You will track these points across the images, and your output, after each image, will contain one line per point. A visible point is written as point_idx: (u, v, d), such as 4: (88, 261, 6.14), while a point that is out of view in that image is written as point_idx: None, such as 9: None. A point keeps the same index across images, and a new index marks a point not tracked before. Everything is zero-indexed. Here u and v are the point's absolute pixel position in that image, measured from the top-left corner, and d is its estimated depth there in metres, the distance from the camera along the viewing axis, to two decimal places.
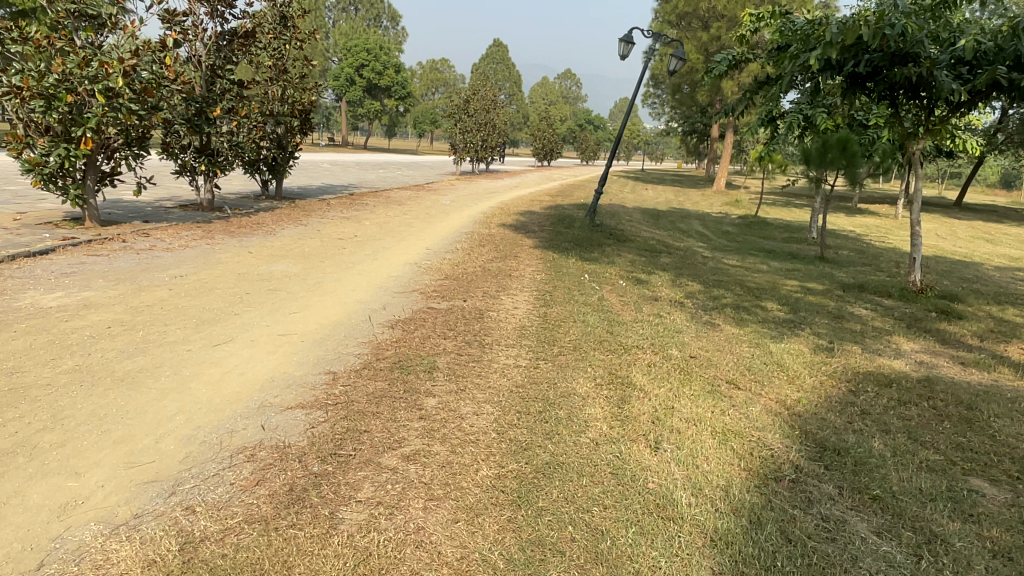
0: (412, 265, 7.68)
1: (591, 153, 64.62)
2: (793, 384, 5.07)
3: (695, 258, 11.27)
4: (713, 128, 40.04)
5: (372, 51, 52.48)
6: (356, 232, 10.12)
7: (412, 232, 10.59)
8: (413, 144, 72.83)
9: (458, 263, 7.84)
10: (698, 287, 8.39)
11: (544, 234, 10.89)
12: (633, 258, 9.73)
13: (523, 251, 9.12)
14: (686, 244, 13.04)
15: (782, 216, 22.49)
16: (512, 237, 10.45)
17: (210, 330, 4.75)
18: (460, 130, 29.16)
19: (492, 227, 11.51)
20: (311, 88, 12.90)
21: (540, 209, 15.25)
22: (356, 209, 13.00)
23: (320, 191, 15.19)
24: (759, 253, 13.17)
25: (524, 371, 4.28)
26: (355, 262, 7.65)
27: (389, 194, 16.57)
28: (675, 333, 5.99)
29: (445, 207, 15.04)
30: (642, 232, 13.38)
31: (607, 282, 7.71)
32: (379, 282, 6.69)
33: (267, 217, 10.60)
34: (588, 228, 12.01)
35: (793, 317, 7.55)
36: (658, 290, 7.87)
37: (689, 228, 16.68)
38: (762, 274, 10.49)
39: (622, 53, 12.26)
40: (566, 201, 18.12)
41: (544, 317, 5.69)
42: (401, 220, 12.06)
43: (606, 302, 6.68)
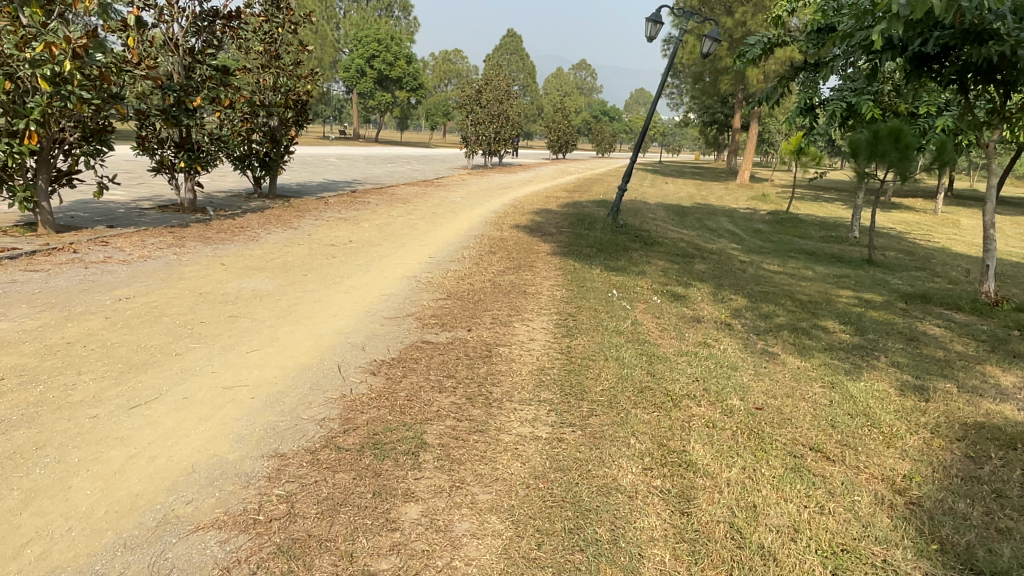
0: (410, 279, 6.53)
1: (607, 146, 63.24)
2: (894, 451, 3.88)
3: (732, 264, 10.06)
4: (735, 119, 38.61)
5: (383, 42, 51.34)
6: (352, 236, 9.01)
7: (416, 235, 9.47)
8: (426, 136, 71.74)
9: (464, 277, 6.69)
10: (743, 303, 7.21)
11: (563, 238, 9.73)
12: (664, 267, 8.55)
13: (539, 259, 7.95)
14: (719, 246, 11.83)
15: (814, 211, 21.13)
16: (527, 241, 9.29)
17: (135, 382, 3.64)
18: (471, 122, 27.96)
19: (505, 229, 10.36)
20: (307, 76, 11.76)
21: (557, 207, 14.09)
22: (357, 208, 11.92)
23: (320, 188, 14.11)
24: (799, 256, 11.94)
25: (545, 448, 3.12)
26: (343, 276, 6.53)
27: (395, 191, 15.45)
28: (730, 372, 4.82)
29: (454, 204, 13.92)
30: (670, 233, 12.18)
31: (640, 299, 6.54)
32: (367, 304, 5.55)
33: (254, 219, 9.52)
34: (612, 229, 10.83)
35: (861, 341, 6.35)
36: (699, 307, 6.70)
37: (718, 227, 15.44)
38: (810, 283, 9.28)
39: (649, 34, 11.03)
40: (584, 197, 16.90)
41: (568, 355, 4.51)
42: (406, 221, 10.94)
43: (641, 329, 5.50)
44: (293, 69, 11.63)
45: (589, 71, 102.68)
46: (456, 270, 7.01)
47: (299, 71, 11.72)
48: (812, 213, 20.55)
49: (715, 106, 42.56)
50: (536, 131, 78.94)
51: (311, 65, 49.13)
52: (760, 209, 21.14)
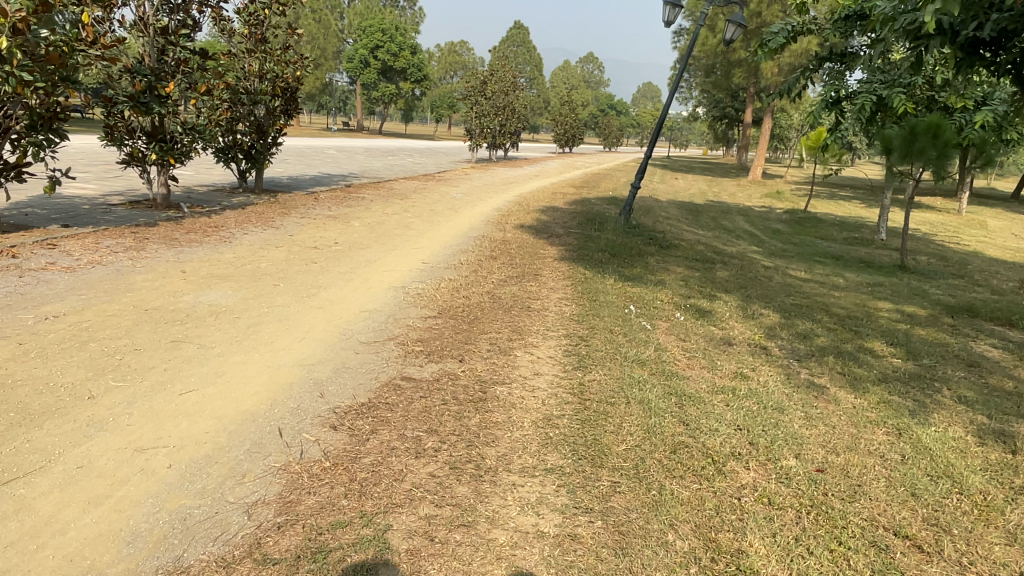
0: (396, 291, 5.69)
1: (615, 140, 62.22)
2: (1000, 535, 3.02)
3: (756, 270, 9.19)
4: (747, 114, 37.61)
5: (387, 32, 50.40)
6: (338, 237, 8.16)
7: (411, 236, 8.63)
8: (431, 129, 70.85)
9: (459, 288, 5.83)
10: (777, 320, 6.34)
11: (571, 240, 8.87)
12: (684, 275, 7.67)
13: (545, 266, 7.10)
14: (739, 249, 10.96)
15: (833, 210, 20.21)
16: (532, 244, 8.44)
17: (21, 441, 2.81)
18: (475, 115, 27.06)
19: (508, 230, 9.52)
20: (296, 62, 10.91)
21: (565, 205, 13.21)
22: (349, 204, 11.07)
23: (312, 182, 13.26)
24: (825, 261, 11.05)
25: (555, 553, 2.28)
26: (320, 286, 5.70)
27: (393, 186, 14.59)
28: (777, 415, 3.96)
29: (455, 201, 13.05)
30: (685, 234, 11.32)
31: (660, 317, 5.68)
32: (342, 325, 4.71)
33: (232, 216, 8.69)
34: (624, 230, 9.97)
35: (918, 369, 5.46)
36: (729, 326, 5.82)
37: (735, 226, 14.54)
38: (844, 294, 8.39)
39: (667, 18, 10.14)
40: (593, 194, 16.01)
41: (582, 398, 3.66)
42: (400, 219, 10.09)
43: (666, 356, 4.64)
44: (281, 54, 10.78)
45: (597, 65, 101.33)
46: (451, 279, 6.16)
47: (288, 56, 10.86)
48: (831, 212, 19.59)
49: (726, 101, 41.50)
50: (543, 124, 77.88)
51: (313, 56, 48.28)
52: (777, 207, 20.20)
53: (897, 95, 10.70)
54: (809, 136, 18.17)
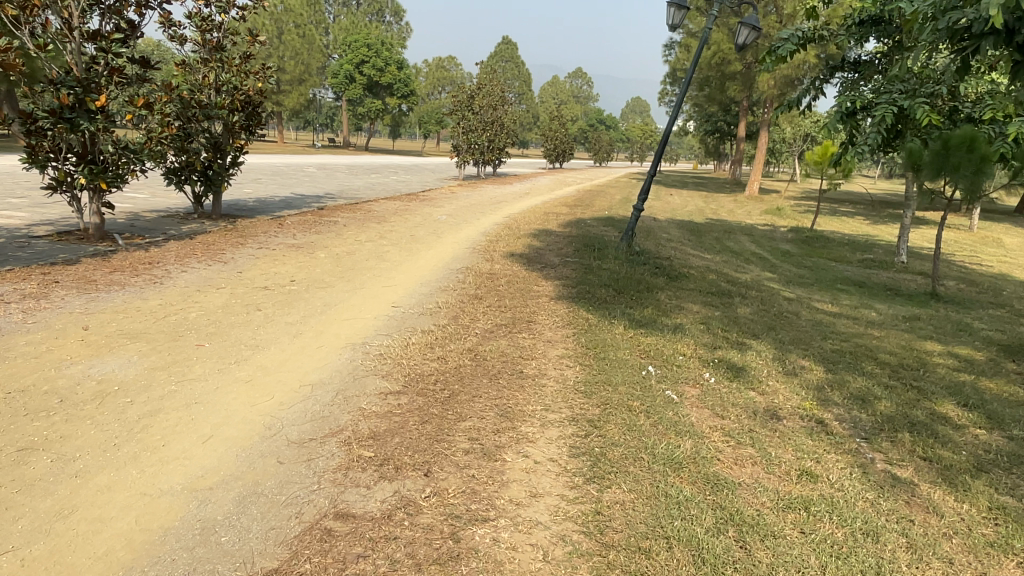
0: (351, 351, 4.49)
1: (605, 154, 61.40)
2: None
3: (778, 303, 8.06)
4: (741, 128, 36.79)
5: (373, 47, 49.45)
6: (297, 273, 6.99)
7: (383, 270, 7.45)
8: (419, 145, 70.00)
9: (433, 346, 4.64)
10: (824, 377, 5.18)
11: (569, 272, 7.73)
12: (702, 314, 6.52)
13: (540, 309, 5.92)
14: (754, 277, 9.86)
15: (839, 227, 19.19)
16: (524, 278, 7.27)
17: None
18: (462, 130, 26.06)
19: (496, 259, 8.36)
20: (255, 72, 9.84)
21: (558, 227, 12.11)
22: (318, 230, 9.88)
23: (281, 205, 12.09)
24: (849, 289, 9.96)
25: None
26: (256, 347, 4.50)
27: (372, 207, 13.44)
28: (875, 553, 2.77)
29: (438, 224, 11.91)
30: (693, 260, 10.22)
31: (686, 380, 4.52)
32: (270, 411, 3.50)
33: (175, 248, 7.49)
34: (627, 258, 8.84)
35: (1014, 446, 4.31)
36: (770, 389, 4.66)
37: (743, 248, 13.45)
38: (884, 332, 7.27)
39: (671, 22, 9.10)
40: (588, 214, 14.93)
41: (601, 544, 2.47)
42: (374, 248, 8.90)
43: (705, 448, 3.46)
44: (238, 63, 9.70)
45: (587, 80, 101.14)
46: (423, 333, 4.97)
47: (246, 66, 9.79)
48: (838, 230, 18.58)
49: (718, 115, 40.80)
50: (532, 139, 77.16)
51: (297, 72, 47.38)
52: (780, 225, 19.18)
53: (924, 108, 9.69)
54: (815, 151, 17.18)
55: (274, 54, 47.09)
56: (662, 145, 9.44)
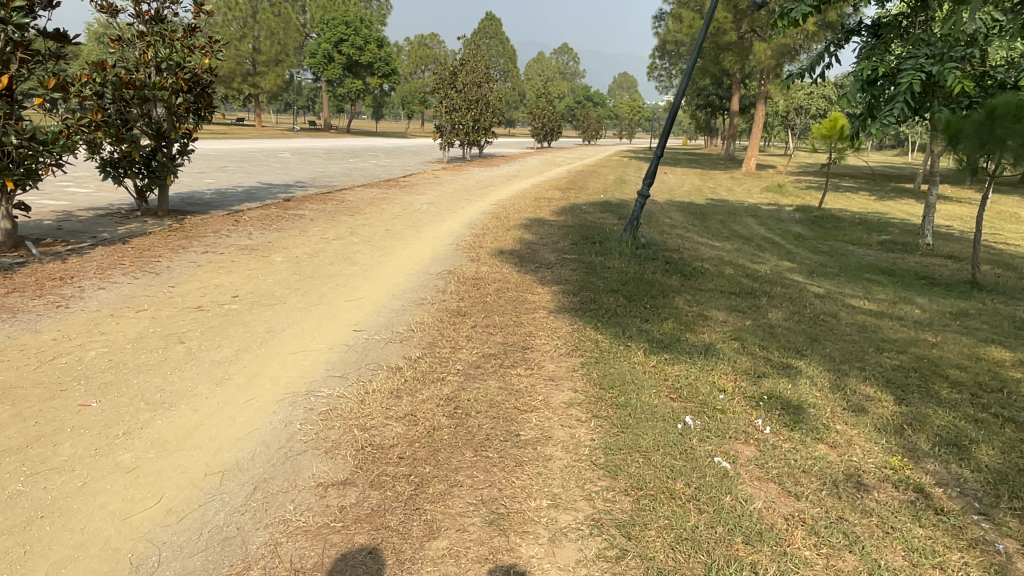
0: (289, 409, 3.34)
1: (594, 132, 59.99)
2: None
3: (810, 303, 6.96)
4: (735, 102, 35.58)
5: (352, 25, 47.61)
6: (244, 285, 5.83)
7: (350, 277, 6.30)
8: (403, 126, 68.42)
9: (401, 396, 3.50)
10: (898, 414, 4.09)
11: (568, 274, 6.60)
12: (731, 325, 5.42)
13: (538, 329, 4.79)
14: (772, 268, 8.77)
15: (847, 205, 18.10)
16: (517, 284, 6.14)
17: None
18: (445, 110, 24.78)
19: (482, 259, 7.21)
20: (203, 46, 8.61)
21: (551, 215, 10.97)
22: (279, 227, 8.69)
23: (243, 197, 10.86)
24: (878, 279, 8.88)
25: None
26: (161, 407, 3.35)
27: (346, 197, 12.23)
28: None
29: (418, 214, 10.73)
30: (704, 251, 9.11)
31: (736, 433, 3.41)
32: (148, 531, 2.36)
33: (99, 257, 6.30)
34: (633, 253, 7.72)
35: None
36: (843, 440, 3.56)
37: (752, 232, 12.34)
38: (939, 337, 6.19)
39: None
40: (583, 198, 13.77)
41: None
42: (342, 247, 7.74)
43: (790, 569, 2.36)
44: (182, 36, 8.48)
45: (573, 57, 99.34)
46: (389, 373, 3.83)
47: (192, 40, 8.56)
48: (845, 208, 17.51)
49: (710, 89, 39.56)
50: (518, 117, 75.53)
51: (273, 53, 45.83)
52: (785, 204, 18.08)
53: (957, 75, 8.61)
54: (822, 125, 16.03)
55: (248, 34, 45.49)
56: (668, 122, 8.29)
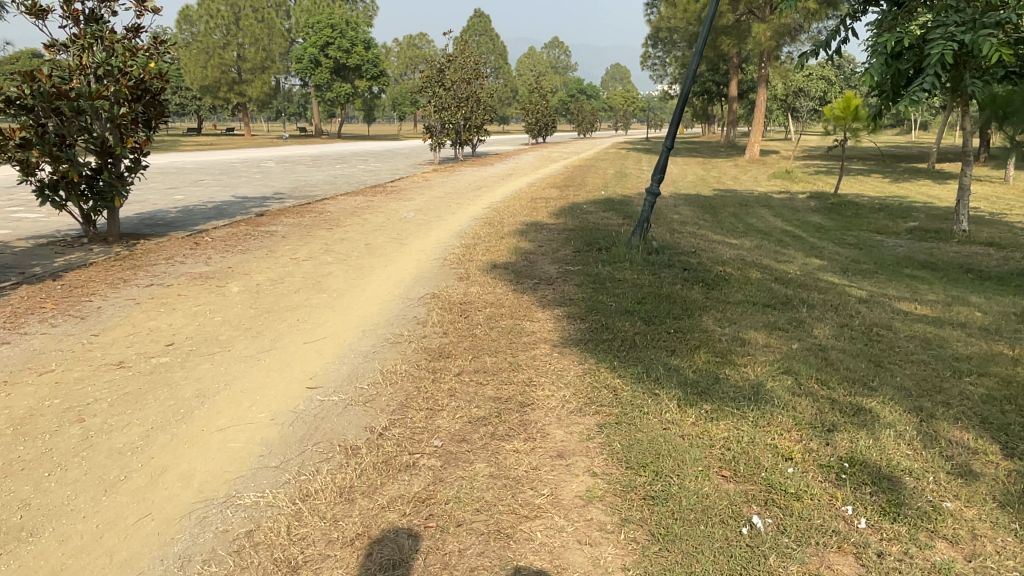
0: (194, 533, 2.38)
1: (590, 125, 58.93)
2: None
3: (855, 311, 5.98)
4: (733, 87, 34.49)
5: (337, 27, 46.49)
6: (185, 326, 4.86)
7: (316, 307, 5.33)
8: (396, 127, 67.41)
9: (354, 500, 2.53)
10: (1020, 474, 3.08)
11: (572, 291, 5.62)
12: (777, 352, 4.43)
13: (540, 373, 3.81)
14: (801, 268, 7.78)
15: (862, 190, 17.08)
16: (513, 308, 5.16)
17: None
18: (435, 109, 23.71)
19: (472, 277, 6.23)
20: (147, 48, 7.69)
21: (549, 218, 9.99)
22: (244, 247, 7.72)
23: (210, 214, 9.89)
24: (920, 275, 7.89)
25: None
26: (16, 538, 2.39)
27: (326, 207, 11.25)
28: None
29: (403, 224, 9.75)
30: (722, 252, 8.13)
31: (823, 537, 2.43)
32: None
33: (19, 299, 5.34)
34: (645, 260, 6.74)
35: None
36: (965, 532, 2.57)
37: (768, 225, 11.34)
38: (1017, 349, 5.20)
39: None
40: (583, 196, 12.78)
41: None
42: (313, 269, 6.76)
43: None
44: (124, 38, 7.57)
45: (565, 50, 98.06)
46: (342, 460, 2.84)
47: (135, 42, 7.65)
48: (861, 192, 16.50)
49: (706, 76, 38.50)
50: (511, 114, 74.43)
51: (258, 59, 44.87)
52: (797, 191, 17.06)
53: (993, 42, 7.63)
54: (834, 105, 15.01)
55: (232, 41, 44.51)
56: (677, 108, 7.31)
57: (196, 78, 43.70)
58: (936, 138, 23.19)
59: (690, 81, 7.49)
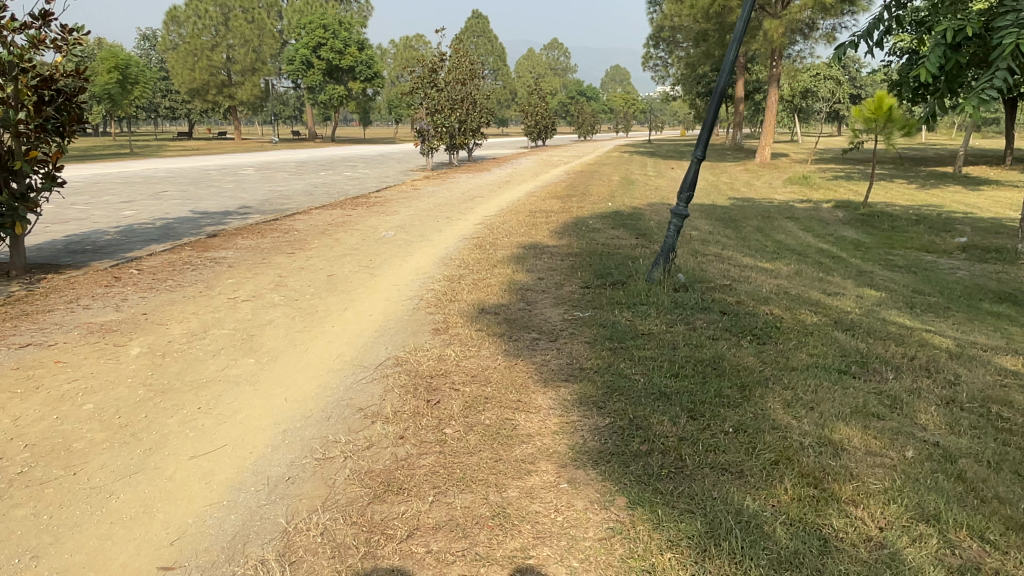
0: None
1: (590, 127, 57.53)
2: None
3: (955, 375, 4.55)
4: (741, 88, 33.14)
5: (330, 28, 45.09)
6: (39, 421, 3.44)
7: (233, 383, 3.90)
8: (392, 130, 65.99)
9: None
10: None
11: (584, 355, 4.18)
12: (890, 472, 2.99)
13: (538, 534, 2.37)
14: (860, 305, 6.38)
15: (890, 198, 15.67)
16: (502, 385, 3.72)
17: None
18: (426, 111, 22.17)
19: (451, 329, 4.81)
20: (56, 38, 6.28)
21: (550, 237, 8.58)
22: (175, 282, 6.30)
23: (154, 237, 8.48)
24: (1004, 312, 6.48)
25: None
26: None
27: (294, 224, 9.82)
28: None
29: (379, 246, 8.33)
30: (760, 284, 6.73)
31: None
32: None
33: None
34: (674, 302, 5.32)
35: None
36: None
37: (801, 243, 9.93)
38: None
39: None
40: (588, 209, 11.37)
41: None
42: (251, 314, 5.33)
43: None
44: (26, 26, 6.13)
45: (564, 51, 96.74)
46: None
47: (41, 31, 6.22)
48: (891, 201, 15.07)
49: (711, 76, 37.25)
50: (509, 116, 73.03)
51: (248, 61, 43.49)
52: (820, 199, 15.66)
53: None
54: (864, 106, 13.55)
55: (221, 42, 43.11)
56: (710, 110, 5.86)
57: (184, 80, 42.25)
58: (962, 140, 21.80)
59: (725, 77, 6.06)
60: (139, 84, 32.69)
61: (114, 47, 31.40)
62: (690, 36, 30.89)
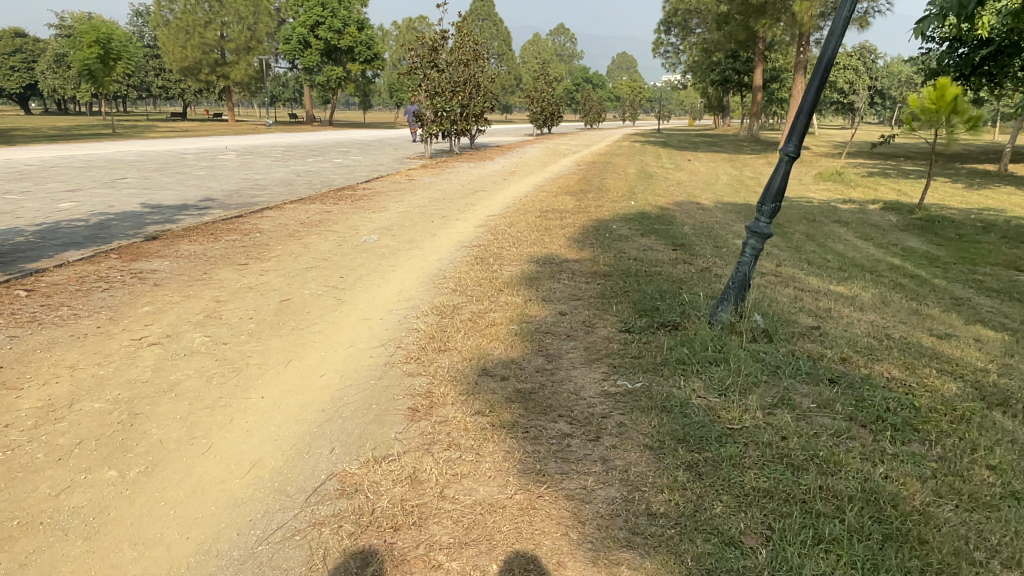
0: None
1: (597, 115, 55.62)
2: None
3: None
4: (759, 75, 31.36)
5: (328, 6, 43.21)
6: None
7: (58, 532, 2.30)
8: (393, 115, 64.14)
9: None
10: None
11: (648, 476, 2.57)
12: None
13: None
14: (989, 356, 4.75)
15: (942, 199, 13.98)
16: (516, 558, 2.12)
17: None
18: (426, 94, 20.26)
19: (434, 408, 3.20)
20: None
21: (569, 247, 6.96)
22: (71, 309, 4.69)
23: (78, 238, 6.85)
24: None
25: None
26: None
27: (259, 223, 8.18)
28: None
29: (356, 255, 6.71)
30: (848, 321, 5.12)
31: None
32: None
33: None
34: (757, 363, 3.71)
35: None
36: None
37: (866, 256, 8.28)
38: None
39: None
40: (607, 209, 9.74)
41: None
42: (153, 370, 3.72)
43: None
44: None
45: (571, 36, 94.31)
46: None
47: None
48: (945, 203, 13.40)
49: (728, 62, 35.53)
50: (513, 102, 71.06)
51: (243, 39, 41.65)
52: (863, 199, 14.01)
53: None
54: (922, 95, 11.84)
55: (215, 20, 41.21)
56: (811, 92, 3.97)
57: (176, 58, 40.41)
58: (1007, 136, 20.07)
59: (835, 41, 3.98)
60: (123, 59, 30.84)
61: (96, 20, 29.58)
62: (709, 19, 28.94)
